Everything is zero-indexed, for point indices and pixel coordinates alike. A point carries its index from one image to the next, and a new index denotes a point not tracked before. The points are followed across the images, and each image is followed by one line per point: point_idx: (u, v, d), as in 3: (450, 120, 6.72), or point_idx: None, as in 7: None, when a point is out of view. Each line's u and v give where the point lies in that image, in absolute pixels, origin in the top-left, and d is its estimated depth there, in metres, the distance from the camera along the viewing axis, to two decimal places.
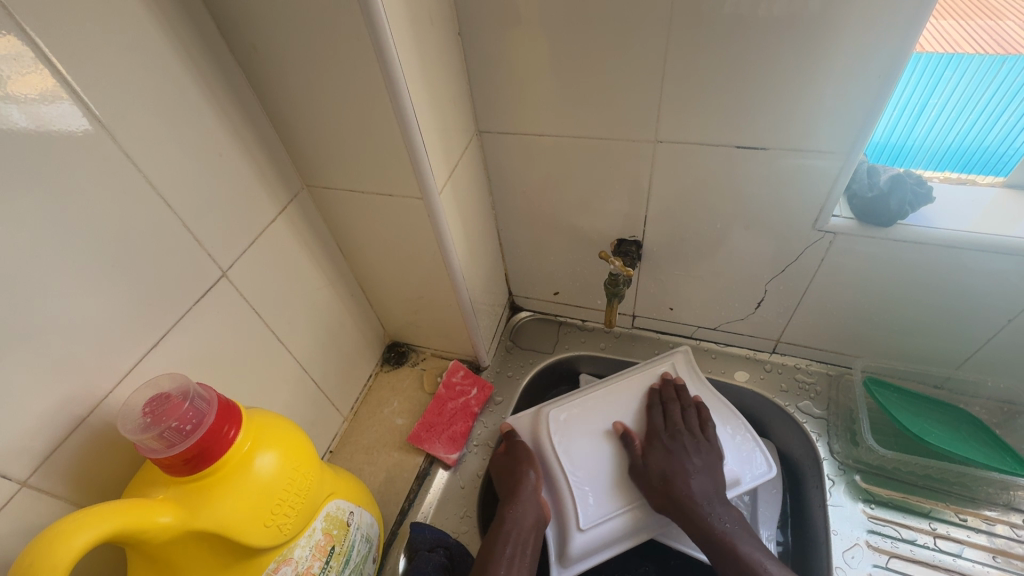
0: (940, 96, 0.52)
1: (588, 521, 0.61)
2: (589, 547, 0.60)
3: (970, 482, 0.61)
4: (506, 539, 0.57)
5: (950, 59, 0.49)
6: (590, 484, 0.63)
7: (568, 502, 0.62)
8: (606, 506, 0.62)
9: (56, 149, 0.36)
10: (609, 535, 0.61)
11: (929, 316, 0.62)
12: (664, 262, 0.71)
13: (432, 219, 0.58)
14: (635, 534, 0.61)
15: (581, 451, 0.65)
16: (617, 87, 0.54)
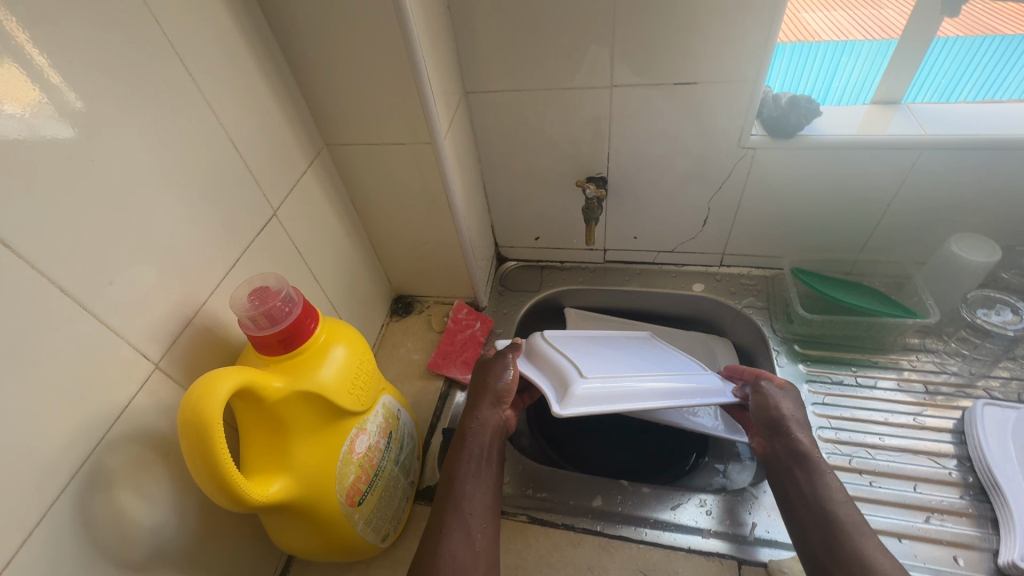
0: (840, 79, 0.76)
1: (591, 368, 0.60)
2: (594, 391, 0.58)
3: (877, 331, 0.78)
4: (467, 452, 0.60)
5: (845, 45, 0.72)
6: (590, 356, 0.64)
7: (565, 357, 0.62)
8: (605, 367, 0.63)
9: (154, 93, 0.45)
10: (610, 386, 0.59)
11: (833, 211, 0.79)
12: (627, 194, 0.85)
13: (438, 163, 0.69)
14: (642, 394, 0.60)
15: (572, 341, 0.68)
16: (579, 41, 0.67)
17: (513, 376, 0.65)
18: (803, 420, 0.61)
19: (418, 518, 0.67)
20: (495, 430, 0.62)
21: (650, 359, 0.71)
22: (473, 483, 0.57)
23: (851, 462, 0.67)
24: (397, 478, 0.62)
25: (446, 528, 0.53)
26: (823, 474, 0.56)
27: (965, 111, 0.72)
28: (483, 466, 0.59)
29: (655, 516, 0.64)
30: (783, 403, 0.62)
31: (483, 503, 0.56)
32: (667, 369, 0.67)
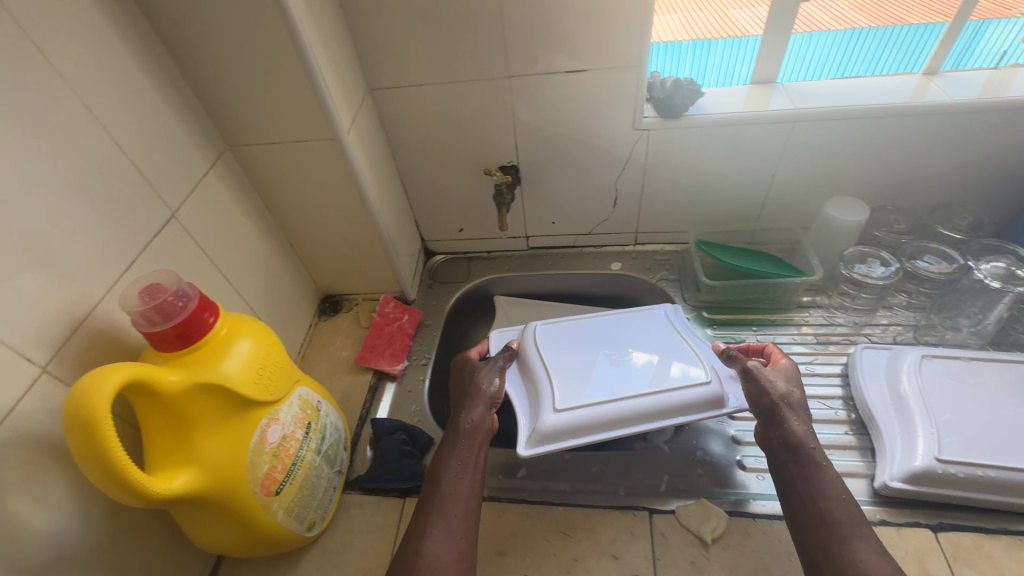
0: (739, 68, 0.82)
1: (563, 398, 0.64)
2: (560, 426, 0.62)
3: (774, 293, 0.85)
4: (452, 453, 0.58)
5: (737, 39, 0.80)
6: (574, 378, 0.67)
7: (547, 383, 0.66)
8: (585, 390, 0.65)
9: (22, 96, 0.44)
10: (579, 421, 0.62)
11: (727, 185, 0.86)
12: (539, 181, 0.89)
13: (344, 157, 0.70)
14: (614, 420, 0.63)
15: (564, 355, 0.70)
16: (472, 34, 0.69)
17: (498, 384, 0.65)
18: (799, 403, 0.59)
19: (348, 506, 0.68)
20: (488, 431, 0.60)
21: (648, 354, 0.70)
22: (456, 483, 0.56)
23: None
24: (320, 468, 0.62)
25: (423, 528, 0.52)
26: (818, 466, 0.54)
27: (830, 87, 0.80)
28: (469, 465, 0.57)
29: (575, 480, 0.68)
30: (777, 385, 0.60)
31: (465, 503, 0.55)
32: (658, 375, 0.66)
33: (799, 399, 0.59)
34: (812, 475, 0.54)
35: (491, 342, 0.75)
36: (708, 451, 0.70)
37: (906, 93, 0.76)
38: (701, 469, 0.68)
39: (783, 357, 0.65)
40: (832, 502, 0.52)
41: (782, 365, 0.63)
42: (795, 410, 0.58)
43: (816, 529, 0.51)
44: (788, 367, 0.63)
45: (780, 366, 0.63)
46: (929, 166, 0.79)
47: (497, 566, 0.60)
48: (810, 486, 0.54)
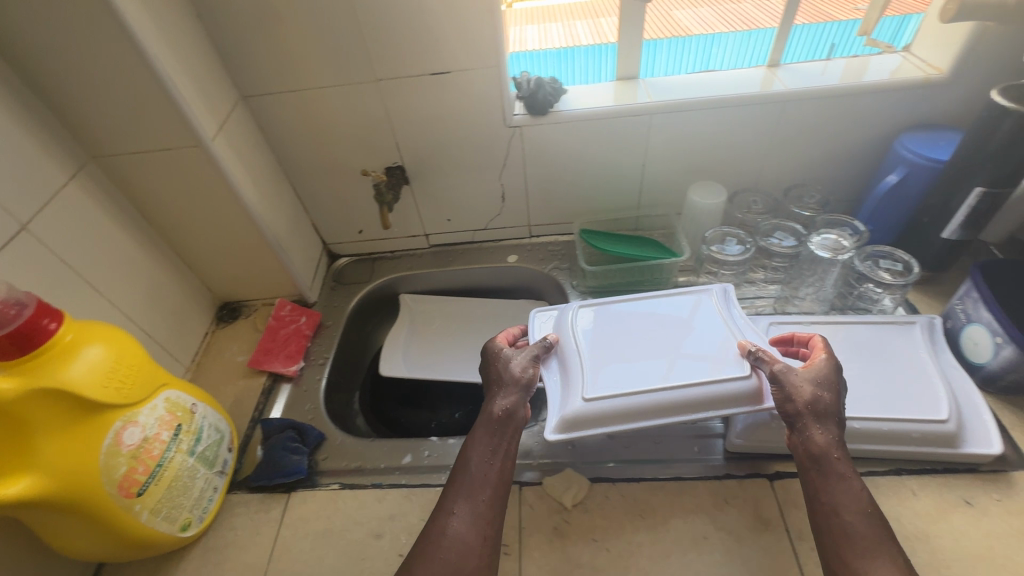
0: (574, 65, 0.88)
1: (592, 386, 0.64)
2: (587, 415, 0.63)
3: (652, 274, 0.91)
4: (477, 450, 0.59)
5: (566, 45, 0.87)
6: (610, 365, 0.67)
7: (579, 369, 0.67)
8: (619, 378, 0.65)
9: None
10: (607, 409, 0.63)
11: (604, 176, 0.91)
12: (427, 180, 0.92)
13: (214, 164, 0.72)
14: (646, 412, 0.63)
15: (600, 342, 0.70)
16: (334, 40, 0.72)
17: (529, 371, 0.65)
18: (829, 409, 0.55)
19: (233, 505, 0.69)
20: (519, 421, 0.61)
21: (694, 341, 0.68)
22: (486, 468, 0.58)
23: None
24: (193, 469, 0.63)
25: (447, 509, 0.55)
26: (843, 479, 0.52)
27: (684, 81, 0.86)
28: (497, 449, 0.59)
29: None
30: (804, 390, 0.56)
31: (492, 489, 0.56)
32: (698, 365, 0.65)
33: (829, 405, 0.55)
34: (830, 488, 0.52)
35: (530, 322, 0.76)
36: None
37: (757, 84, 0.83)
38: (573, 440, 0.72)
39: (822, 355, 0.60)
40: (851, 516, 0.50)
41: (820, 366, 0.58)
42: (821, 417, 0.55)
43: (828, 542, 0.50)
44: (825, 369, 0.58)
45: (818, 368, 0.58)
46: (779, 150, 0.87)
47: (373, 549, 0.63)
48: (829, 499, 0.52)
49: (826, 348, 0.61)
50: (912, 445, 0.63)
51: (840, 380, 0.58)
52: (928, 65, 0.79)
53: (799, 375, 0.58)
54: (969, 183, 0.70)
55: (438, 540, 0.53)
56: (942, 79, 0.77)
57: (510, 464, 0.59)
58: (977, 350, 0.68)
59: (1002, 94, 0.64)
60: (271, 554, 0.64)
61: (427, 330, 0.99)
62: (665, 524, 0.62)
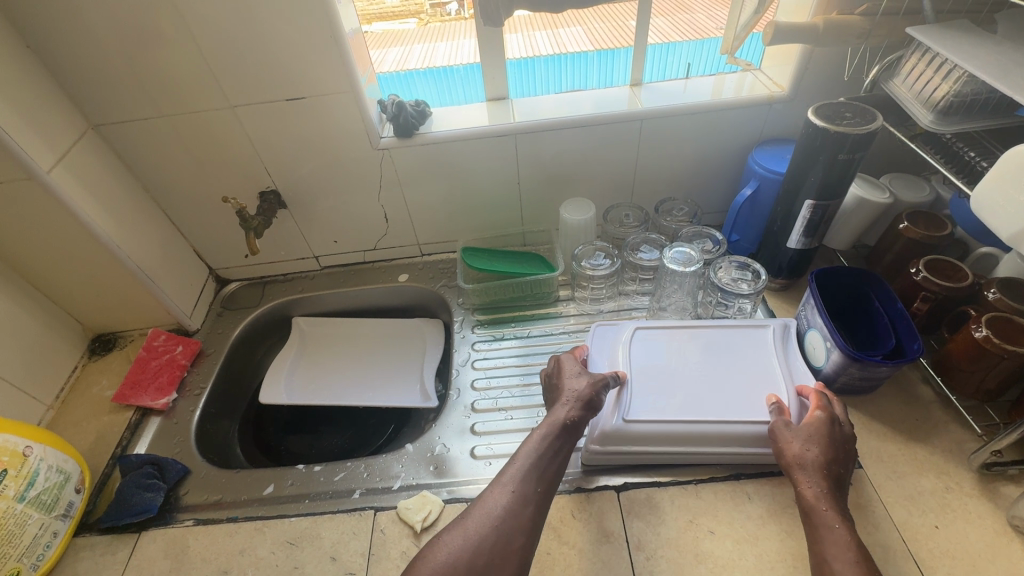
0: (444, 88, 0.90)
1: (636, 411, 0.67)
2: (622, 436, 0.66)
3: (535, 290, 0.92)
4: (525, 450, 0.61)
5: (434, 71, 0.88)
6: (657, 388, 0.69)
7: (626, 389, 0.69)
8: (663, 402, 0.68)
9: None
10: (645, 433, 0.65)
11: (485, 193, 0.92)
12: (305, 203, 0.91)
13: (52, 196, 0.70)
14: (683, 438, 0.65)
15: (651, 362, 0.72)
16: (178, 68, 0.71)
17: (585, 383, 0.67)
18: (813, 465, 0.57)
19: (78, 549, 0.67)
20: (571, 427, 0.63)
21: (739, 379, 0.70)
22: (549, 462, 0.60)
23: (495, 403, 0.78)
24: (22, 516, 0.61)
25: (503, 481, 0.58)
26: (830, 530, 0.53)
27: (552, 100, 0.89)
28: (558, 451, 0.61)
29: (317, 490, 0.70)
30: (792, 445, 0.59)
31: (547, 484, 0.59)
32: (737, 405, 0.67)
33: (815, 461, 0.57)
34: (822, 530, 0.53)
35: (591, 335, 0.79)
36: (446, 445, 0.74)
37: (624, 102, 0.86)
38: (435, 461, 0.72)
39: (818, 407, 0.62)
40: (835, 557, 0.51)
41: (814, 422, 0.60)
42: (802, 467, 0.57)
43: None
44: (817, 425, 0.60)
45: (812, 424, 0.60)
46: (648, 165, 0.90)
47: None
48: (820, 548, 0.53)
49: (822, 403, 0.62)
50: (741, 446, 0.65)
51: (834, 438, 0.59)
52: (774, 83, 0.83)
53: (797, 429, 0.60)
54: (801, 197, 0.74)
55: (488, 513, 0.55)
56: (785, 96, 0.81)
57: (561, 464, 0.61)
58: (815, 353, 0.71)
59: (816, 112, 0.68)
60: None
61: (315, 355, 0.97)
62: None
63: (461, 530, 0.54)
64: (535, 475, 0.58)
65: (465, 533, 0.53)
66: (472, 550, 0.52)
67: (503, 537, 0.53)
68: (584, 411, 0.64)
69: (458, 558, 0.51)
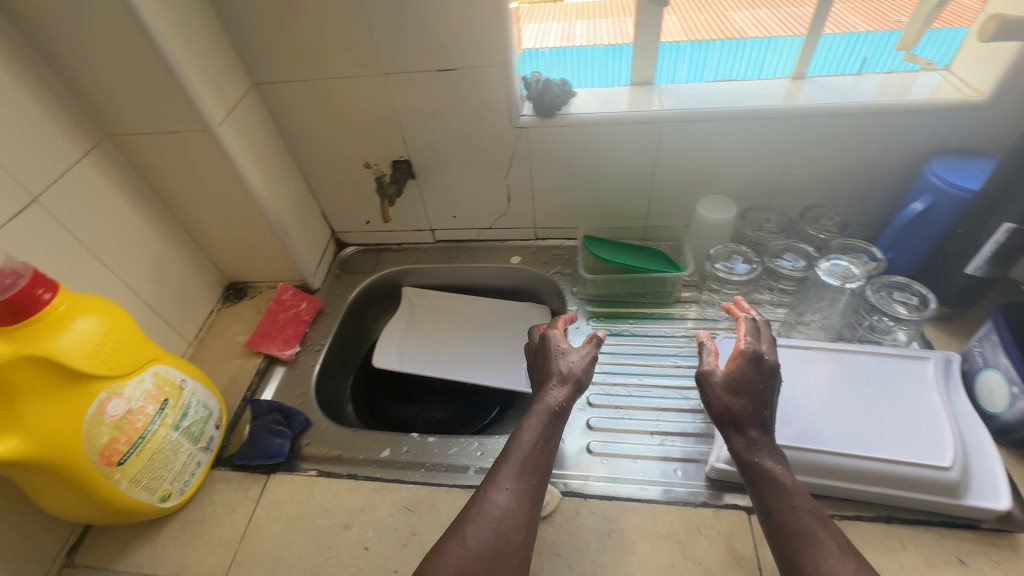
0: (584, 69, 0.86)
1: (771, 430, 0.64)
2: None
3: (655, 287, 0.88)
4: (509, 451, 0.59)
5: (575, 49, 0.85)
6: (791, 412, 0.66)
7: None
8: (799, 428, 0.64)
9: None
10: (780, 457, 0.62)
11: (614, 182, 0.89)
12: (433, 174, 0.91)
13: (218, 146, 0.73)
14: (822, 470, 0.61)
15: (782, 383, 0.69)
16: (341, 32, 0.72)
17: (575, 363, 0.67)
18: (740, 417, 0.57)
19: (214, 481, 0.71)
20: (559, 410, 0.62)
21: (890, 414, 0.64)
22: (538, 453, 0.59)
23: (610, 400, 0.76)
24: (176, 443, 0.65)
25: (498, 483, 0.55)
26: (771, 478, 0.54)
27: (702, 89, 0.83)
28: (550, 438, 0.60)
29: (433, 460, 0.71)
30: (720, 398, 0.59)
31: (541, 476, 0.57)
32: (890, 442, 0.61)
33: (743, 413, 0.57)
34: (778, 495, 0.52)
35: (718, 348, 0.76)
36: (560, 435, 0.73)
37: (780, 97, 0.79)
38: None
39: (741, 343, 0.62)
40: (788, 512, 0.51)
41: (735, 364, 0.60)
42: (735, 424, 0.58)
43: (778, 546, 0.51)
44: (738, 371, 0.60)
45: (737, 369, 0.60)
46: (798, 167, 0.82)
47: (339, 538, 0.64)
48: (784, 527, 0.51)
49: (745, 339, 0.62)
50: (892, 487, 0.59)
51: (761, 383, 0.59)
52: (968, 86, 0.74)
53: (732, 380, 0.60)
54: (996, 218, 0.65)
55: (487, 515, 0.53)
56: (981, 101, 0.71)
57: (552, 451, 0.60)
58: (993, 397, 0.63)
59: None
60: (244, 531, 0.66)
61: (424, 327, 0.99)
62: (632, 546, 0.60)
63: (459, 541, 0.51)
64: (523, 470, 0.57)
65: (463, 547, 0.50)
66: (474, 557, 0.50)
67: (503, 537, 0.52)
68: (569, 391, 0.64)
69: (461, 566, 0.49)
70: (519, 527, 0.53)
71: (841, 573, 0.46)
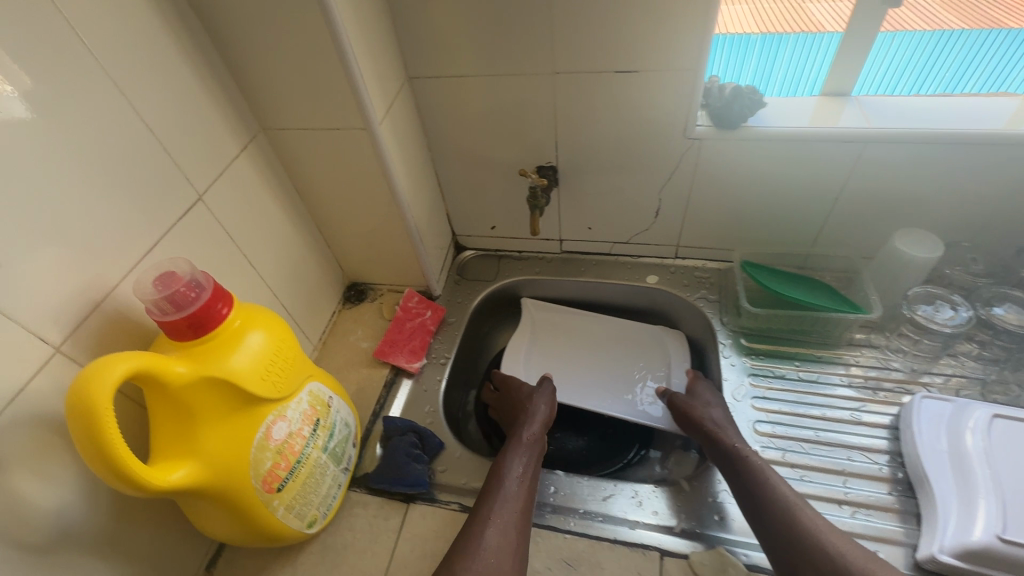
0: (782, 66, 0.74)
1: (1013, 523, 0.54)
2: (994, 555, 0.53)
3: (822, 326, 0.78)
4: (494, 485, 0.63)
5: (783, 39, 0.70)
6: None
7: (993, 494, 0.56)
8: None
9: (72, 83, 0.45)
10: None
11: (785, 204, 0.78)
12: (578, 182, 0.83)
13: (375, 146, 0.67)
14: None
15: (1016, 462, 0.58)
16: (517, 26, 0.65)
17: (541, 404, 0.76)
18: (721, 420, 0.69)
19: (352, 504, 0.67)
20: (536, 444, 0.70)
21: None
22: (518, 485, 0.64)
23: (784, 456, 0.68)
24: (324, 466, 0.61)
25: (484, 518, 0.59)
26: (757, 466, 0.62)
27: (916, 104, 0.71)
28: (528, 471, 0.66)
29: (587, 507, 0.66)
30: (700, 411, 0.71)
31: (526, 506, 0.62)
32: None
33: (720, 417, 0.70)
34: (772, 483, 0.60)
35: (917, 409, 0.67)
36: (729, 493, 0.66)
37: (1002, 118, 0.66)
38: (723, 512, 0.65)
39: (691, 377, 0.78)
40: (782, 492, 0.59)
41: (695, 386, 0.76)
42: (721, 427, 0.68)
43: (778, 530, 0.57)
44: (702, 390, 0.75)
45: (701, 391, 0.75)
46: None
47: None
48: (782, 515, 0.57)
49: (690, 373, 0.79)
50: None
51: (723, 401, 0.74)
52: None
53: (691, 412, 0.72)
54: None
55: (476, 550, 0.56)
56: None
57: (535, 482, 0.66)
58: None
59: None
60: (388, 566, 0.62)
61: (548, 344, 0.92)
62: None
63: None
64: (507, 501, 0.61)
65: None
66: None
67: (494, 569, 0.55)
68: (540, 426, 0.73)
69: None
70: (510, 553, 0.57)
71: (835, 540, 0.54)
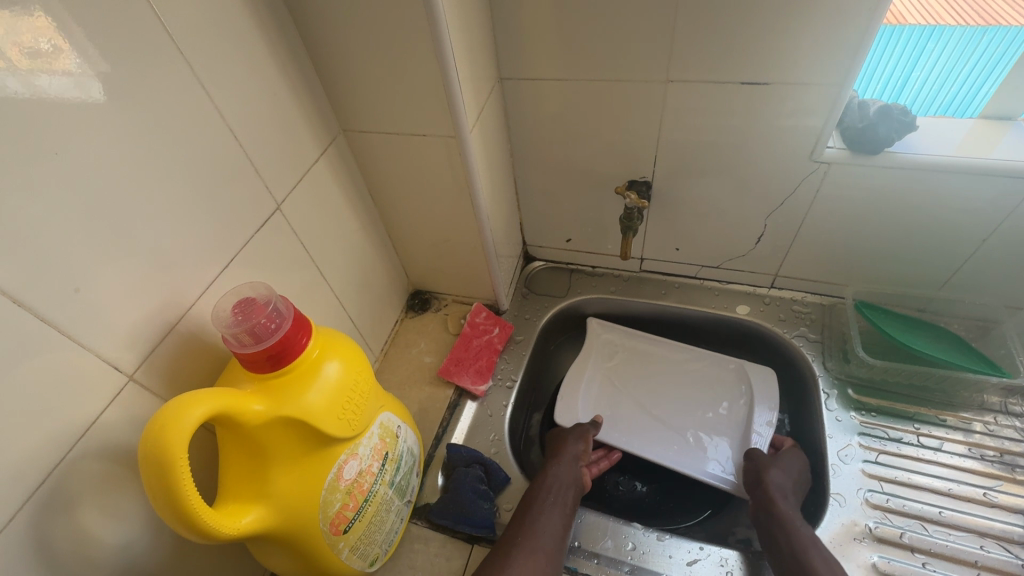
0: (922, 68, 0.61)
1: None
2: None
3: (948, 384, 0.69)
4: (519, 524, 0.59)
5: (934, 31, 0.57)
6: None
7: None
8: None
9: (157, 84, 0.41)
10: None
11: (916, 242, 0.68)
12: (673, 201, 0.75)
13: (462, 155, 0.61)
14: None
15: None
16: (631, 27, 0.57)
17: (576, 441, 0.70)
18: (785, 485, 0.63)
19: (412, 539, 0.63)
20: (568, 483, 0.64)
21: None
22: (545, 525, 0.59)
23: (902, 536, 0.60)
24: (390, 502, 0.57)
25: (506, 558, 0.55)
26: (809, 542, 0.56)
27: None
28: (557, 511, 0.60)
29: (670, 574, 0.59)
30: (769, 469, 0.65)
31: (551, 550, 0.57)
32: None
33: (787, 482, 0.63)
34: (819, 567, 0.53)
35: None
36: None
37: None
38: None
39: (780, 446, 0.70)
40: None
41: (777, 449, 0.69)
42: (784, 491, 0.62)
43: None
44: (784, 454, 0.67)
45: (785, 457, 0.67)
46: None
47: None
48: None
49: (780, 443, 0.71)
50: None
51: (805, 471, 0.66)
52: None
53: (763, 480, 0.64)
54: None
55: None
56: None
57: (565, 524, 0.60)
58: None
59: None
60: None
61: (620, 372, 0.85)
62: None
63: None
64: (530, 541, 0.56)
65: None
66: None
67: None
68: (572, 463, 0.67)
69: None
70: None
71: None
